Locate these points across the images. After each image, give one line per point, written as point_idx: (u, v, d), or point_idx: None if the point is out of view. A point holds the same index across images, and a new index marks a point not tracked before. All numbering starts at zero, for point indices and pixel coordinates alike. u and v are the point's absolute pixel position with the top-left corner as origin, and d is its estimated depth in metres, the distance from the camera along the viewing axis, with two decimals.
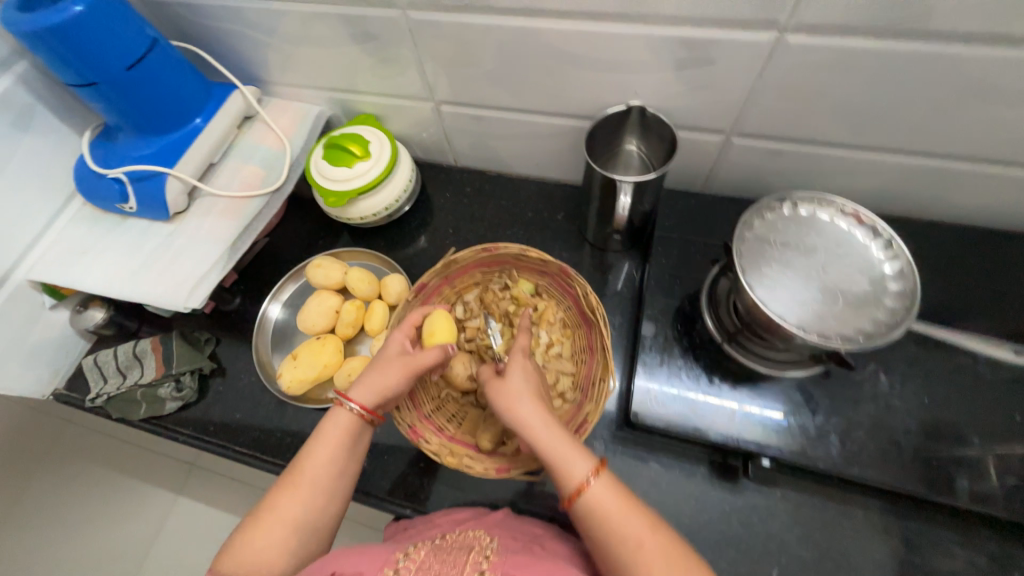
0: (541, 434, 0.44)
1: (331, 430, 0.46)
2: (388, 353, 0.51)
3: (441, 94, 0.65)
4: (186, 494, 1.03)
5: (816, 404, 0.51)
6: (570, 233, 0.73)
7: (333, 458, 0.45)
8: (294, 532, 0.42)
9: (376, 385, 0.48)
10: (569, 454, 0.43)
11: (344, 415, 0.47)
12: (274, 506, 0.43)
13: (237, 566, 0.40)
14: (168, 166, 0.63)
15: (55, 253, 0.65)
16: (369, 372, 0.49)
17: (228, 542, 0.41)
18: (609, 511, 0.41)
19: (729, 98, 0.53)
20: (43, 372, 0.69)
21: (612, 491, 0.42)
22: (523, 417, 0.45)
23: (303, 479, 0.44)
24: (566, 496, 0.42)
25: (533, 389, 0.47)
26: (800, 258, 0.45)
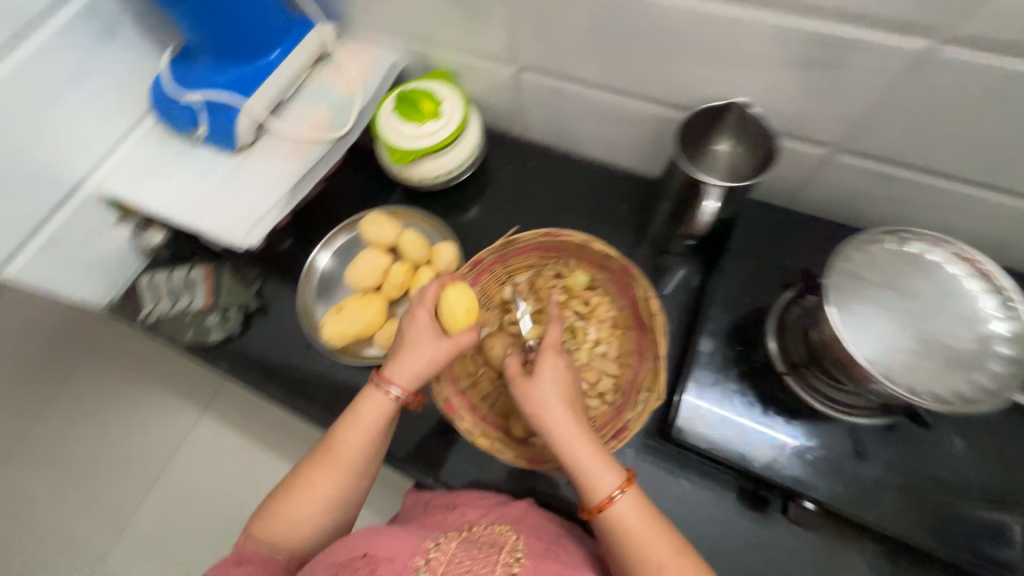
0: (571, 443, 0.43)
1: (366, 415, 0.47)
2: (410, 336, 0.49)
3: (525, 59, 0.61)
4: (209, 414, 1.06)
5: (875, 455, 0.48)
6: (632, 228, 0.70)
7: (367, 443, 0.47)
8: (327, 511, 0.45)
9: (410, 366, 0.48)
10: (597, 467, 0.42)
11: (379, 398, 0.48)
12: (309, 483, 0.45)
13: (277, 529, 0.43)
14: (240, 97, 0.62)
15: (125, 170, 0.66)
16: (402, 354, 0.49)
17: (268, 505, 0.45)
18: (630, 531, 0.41)
19: (848, 108, 0.47)
20: (101, 284, 0.71)
21: (635, 510, 0.42)
22: (553, 421, 0.44)
23: (337, 461, 0.46)
24: (589, 506, 0.43)
25: (565, 393, 0.46)
26: (898, 301, 0.41)
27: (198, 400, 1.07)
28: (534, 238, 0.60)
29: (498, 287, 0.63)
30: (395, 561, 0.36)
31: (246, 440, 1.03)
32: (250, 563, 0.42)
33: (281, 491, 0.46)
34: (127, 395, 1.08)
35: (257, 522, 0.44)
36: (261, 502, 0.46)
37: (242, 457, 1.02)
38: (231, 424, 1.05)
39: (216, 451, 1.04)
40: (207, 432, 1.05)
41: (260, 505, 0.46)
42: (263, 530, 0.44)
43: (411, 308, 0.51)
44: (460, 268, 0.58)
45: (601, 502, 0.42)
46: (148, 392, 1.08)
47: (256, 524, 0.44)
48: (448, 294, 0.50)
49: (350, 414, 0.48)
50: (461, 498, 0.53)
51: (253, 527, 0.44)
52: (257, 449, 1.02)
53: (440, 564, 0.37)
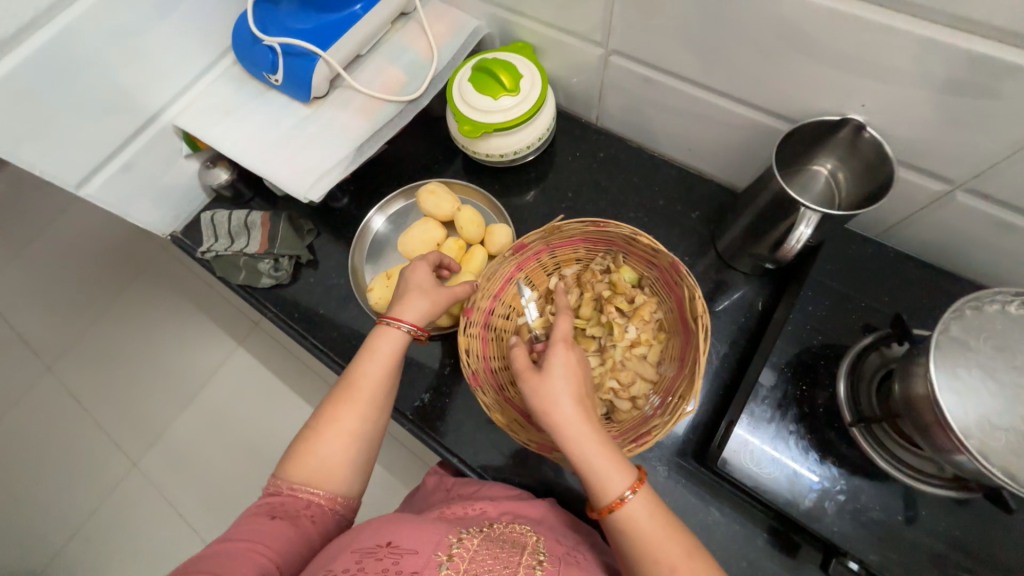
0: (579, 443, 0.40)
1: (378, 348, 0.48)
2: (413, 282, 0.52)
3: (618, 42, 0.56)
4: (245, 349, 1.11)
5: (935, 527, 0.44)
6: (698, 238, 0.65)
7: (384, 375, 0.47)
8: (352, 444, 0.45)
9: (418, 305, 0.50)
10: (608, 466, 0.39)
11: (389, 334, 0.49)
12: (333, 419, 0.45)
13: (304, 468, 0.43)
14: (320, 48, 0.61)
15: (201, 105, 0.67)
16: (406, 296, 0.51)
17: (291, 449, 0.44)
18: (643, 534, 0.38)
19: (991, 143, 0.41)
20: (167, 213, 0.74)
21: (648, 511, 0.39)
22: (562, 420, 0.40)
23: (357, 394, 0.46)
24: (598, 506, 0.40)
25: (577, 388, 0.42)
26: (1012, 374, 0.37)
27: (237, 335, 1.12)
28: (582, 228, 0.58)
29: (545, 276, 0.62)
30: (419, 554, 0.35)
31: (277, 381, 1.07)
32: (282, 517, 0.41)
33: (305, 435, 0.45)
34: (175, 320, 1.14)
35: (284, 467, 0.44)
36: (285, 450, 0.45)
37: (271, 396, 1.06)
38: (265, 363, 1.09)
39: (249, 386, 1.08)
40: (241, 367, 1.10)
41: (285, 453, 0.45)
42: (294, 472, 0.43)
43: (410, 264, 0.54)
44: (503, 252, 0.57)
45: (611, 504, 0.39)
46: (193, 321, 1.14)
47: (285, 471, 0.44)
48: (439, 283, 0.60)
49: (365, 352, 0.48)
50: (485, 489, 0.53)
51: (282, 474, 0.44)
52: (286, 391, 1.06)
53: (463, 562, 0.36)
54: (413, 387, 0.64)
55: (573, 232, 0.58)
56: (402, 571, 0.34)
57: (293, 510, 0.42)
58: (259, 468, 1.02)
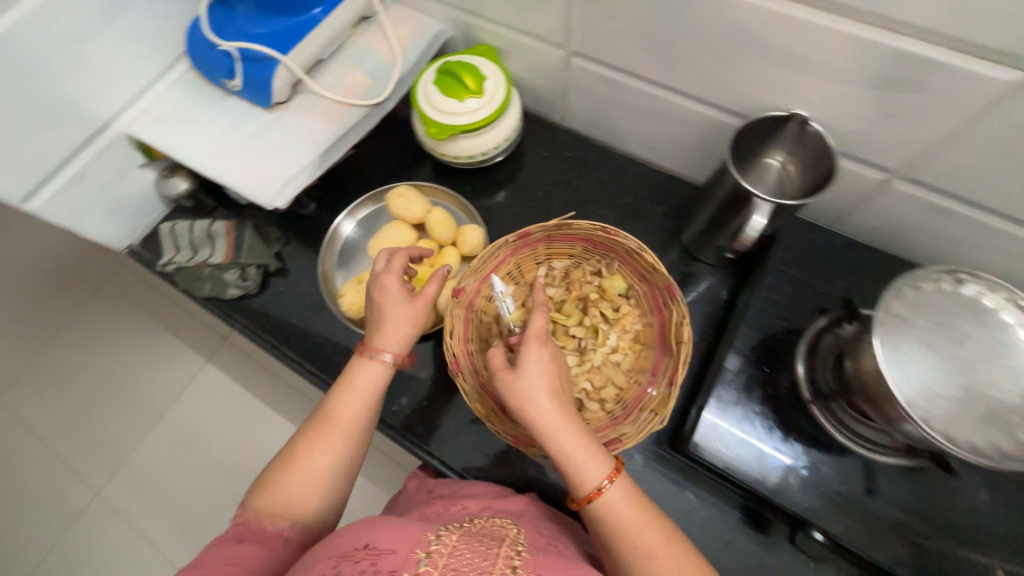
0: (557, 438, 0.40)
1: (358, 382, 0.47)
2: (387, 300, 0.49)
3: (578, 44, 0.58)
4: (213, 365, 1.07)
5: (890, 495, 0.47)
6: (665, 232, 0.68)
7: (363, 409, 0.47)
8: (327, 479, 0.44)
9: (398, 331, 0.49)
10: (587, 459, 0.40)
11: (371, 366, 0.48)
12: (308, 453, 0.44)
13: (274, 500, 0.42)
14: (280, 52, 0.60)
15: (156, 112, 0.65)
16: (384, 322, 0.49)
17: (264, 478, 0.44)
18: (621, 520, 0.40)
19: (922, 133, 0.44)
20: (124, 226, 0.71)
21: (626, 498, 0.40)
22: (540, 416, 0.40)
23: (335, 428, 0.45)
24: (578, 497, 0.41)
25: (553, 382, 0.42)
26: (947, 346, 0.40)
27: (205, 350, 1.08)
28: (591, 230, 0.56)
29: (535, 265, 0.62)
30: (397, 553, 0.36)
31: (250, 396, 1.04)
32: (250, 540, 0.40)
33: (278, 464, 0.44)
34: (138, 337, 1.09)
35: (254, 497, 0.43)
36: (257, 478, 0.44)
37: (243, 412, 1.03)
38: (237, 378, 1.05)
39: (219, 403, 1.04)
40: (210, 384, 1.06)
41: (256, 481, 0.44)
42: (263, 503, 0.42)
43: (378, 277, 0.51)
44: (504, 236, 0.56)
45: (590, 494, 0.40)
46: (157, 338, 1.09)
47: (253, 500, 0.43)
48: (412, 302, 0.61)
49: (342, 384, 0.47)
50: (463, 488, 0.53)
51: (251, 502, 0.43)
52: (260, 406, 1.03)
53: (442, 558, 0.36)
54: (390, 392, 0.64)
55: (581, 232, 0.58)
56: (380, 571, 0.34)
57: (260, 539, 0.41)
58: (233, 487, 0.99)
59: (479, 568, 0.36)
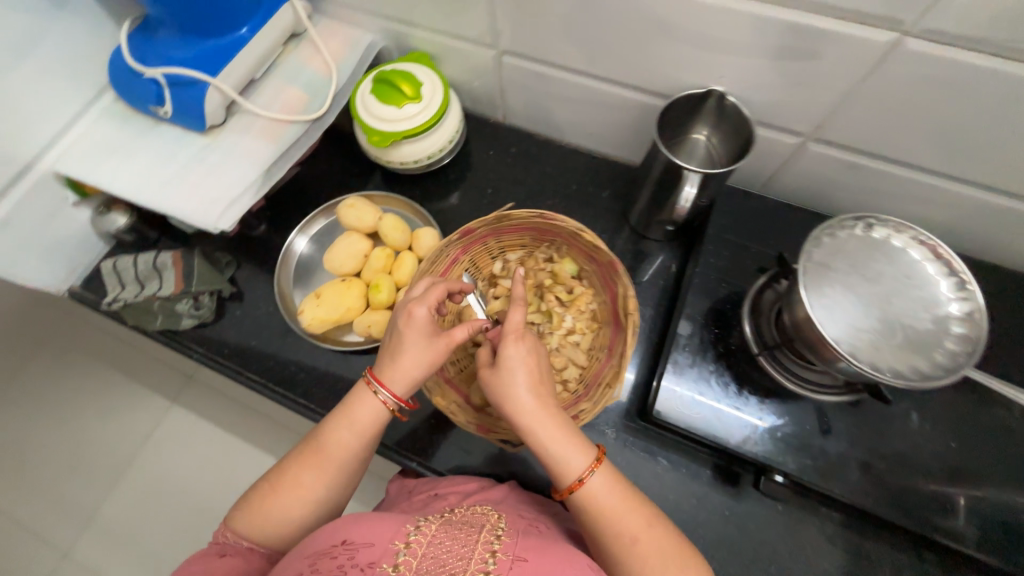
0: (538, 428, 0.42)
1: (359, 417, 0.45)
2: (409, 334, 0.45)
3: (506, 42, 0.60)
4: (180, 406, 1.03)
5: (838, 431, 0.50)
6: (612, 214, 0.70)
7: (358, 447, 0.45)
8: (312, 510, 0.43)
9: (411, 373, 0.45)
10: (567, 446, 0.41)
11: (372, 401, 0.45)
12: (297, 482, 0.43)
13: (256, 523, 0.42)
14: (209, 74, 0.59)
15: (84, 147, 0.63)
16: (399, 358, 0.45)
17: (247, 497, 0.44)
18: (604, 508, 0.41)
19: (822, 97, 0.48)
20: (61, 268, 0.68)
21: (610, 488, 0.41)
22: (520, 409, 0.42)
23: (327, 462, 0.44)
24: (561, 487, 0.42)
25: (535, 376, 0.43)
26: (864, 285, 0.44)
27: (169, 391, 1.04)
28: (530, 218, 0.58)
29: (491, 260, 0.64)
30: (375, 546, 0.37)
31: (222, 431, 1.00)
32: (231, 557, 0.41)
33: (266, 484, 0.44)
34: (93, 387, 1.04)
35: (238, 514, 0.43)
36: (244, 492, 0.44)
37: (216, 449, 0.99)
38: (206, 414, 1.02)
39: (189, 443, 1.00)
40: (179, 424, 1.02)
41: (242, 496, 0.44)
42: (245, 522, 0.43)
43: (407, 304, 0.46)
44: (448, 236, 0.57)
45: (572, 484, 0.41)
46: (113, 384, 1.04)
47: (238, 516, 0.43)
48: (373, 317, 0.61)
49: (343, 415, 0.45)
50: (442, 487, 0.53)
51: (235, 517, 0.43)
52: (234, 440, 1.00)
53: (421, 548, 0.37)
54: None
55: (523, 221, 0.59)
56: (357, 565, 0.35)
57: (240, 556, 0.42)
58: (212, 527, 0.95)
59: (456, 554, 0.37)
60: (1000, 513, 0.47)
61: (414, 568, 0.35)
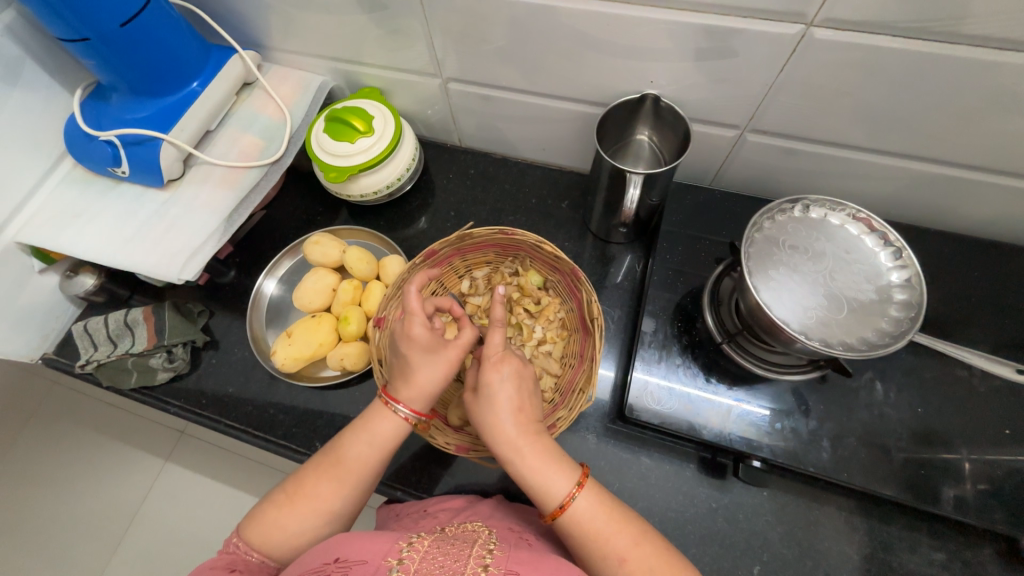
0: (516, 455, 0.40)
1: (378, 432, 0.45)
2: (411, 353, 0.45)
3: (450, 70, 0.62)
4: (173, 462, 1.01)
5: (808, 408, 0.52)
6: (574, 222, 0.72)
7: (375, 461, 0.45)
8: (326, 523, 0.43)
9: (428, 391, 0.45)
10: (546, 472, 0.40)
11: (392, 418, 0.45)
12: (314, 493, 0.43)
13: (266, 536, 0.41)
14: (162, 131, 0.61)
15: (45, 215, 0.63)
16: (413, 377, 0.45)
17: (258, 508, 0.43)
18: (594, 526, 0.38)
19: (748, 91, 0.51)
20: (32, 335, 0.68)
21: (597, 505, 0.39)
22: (500, 436, 0.41)
23: (345, 473, 0.44)
24: (545, 512, 0.40)
25: (516, 402, 0.42)
26: (808, 263, 0.48)
27: (160, 449, 1.02)
28: (491, 236, 0.60)
29: (457, 279, 0.65)
30: (368, 563, 0.36)
31: (215, 483, 0.99)
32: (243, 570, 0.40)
33: (281, 494, 0.43)
34: (81, 453, 1.02)
35: (250, 523, 0.42)
36: (257, 502, 0.44)
37: (210, 502, 0.98)
38: (199, 468, 1.00)
39: (183, 497, 0.99)
40: (172, 480, 1.00)
41: (256, 506, 0.43)
42: (256, 535, 0.41)
43: (405, 324, 0.46)
44: (413, 259, 0.58)
45: (554, 510, 0.39)
46: (99, 446, 1.03)
47: (251, 526, 0.42)
48: (345, 347, 0.62)
49: (362, 429, 0.45)
50: (431, 505, 0.54)
51: (248, 526, 0.42)
52: (228, 491, 0.98)
53: (413, 563, 0.37)
54: None
55: (482, 238, 0.61)
56: None
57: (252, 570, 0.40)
58: None
59: (449, 569, 0.37)
60: (972, 471, 0.49)
61: None
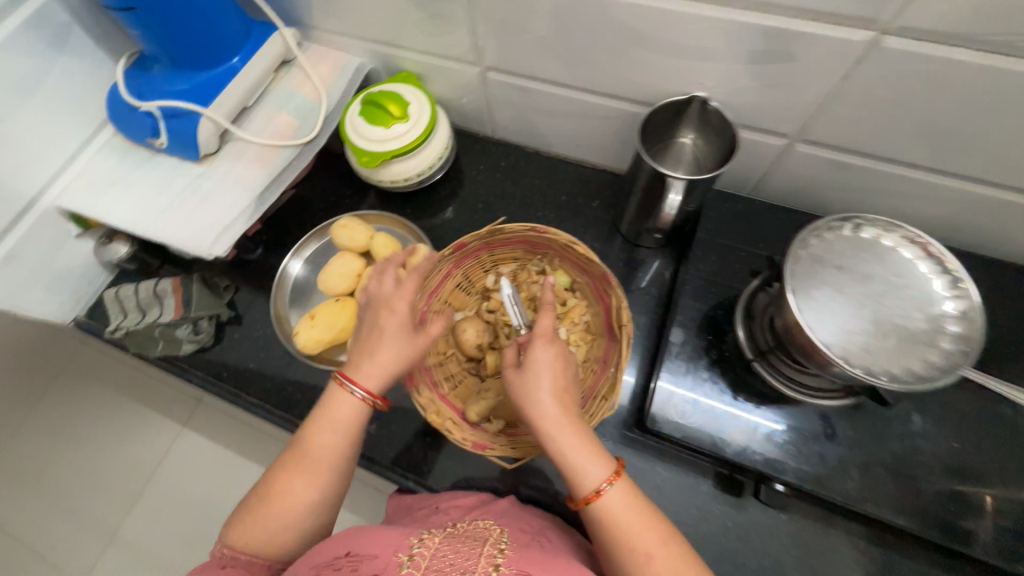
0: (556, 434, 0.40)
1: (337, 416, 0.44)
2: (388, 329, 0.45)
3: (489, 59, 0.60)
4: (189, 427, 1.04)
5: (838, 434, 0.50)
6: (604, 222, 0.70)
7: (343, 444, 0.44)
8: (306, 515, 0.42)
9: (387, 369, 0.45)
10: (584, 456, 0.39)
11: (348, 399, 0.44)
12: (286, 489, 0.42)
13: (249, 538, 0.41)
14: (201, 104, 0.61)
15: (84, 182, 0.65)
16: (376, 353, 0.45)
17: (236, 515, 0.43)
18: (620, 522, 0.38)
19: (802, 100, 0.48)
20: (66, 298, 0.70)
21: (628, 499, 0.38)
22: (541, 414, 0.40)
23: (314, 464, 0.43)
24: (577, 497, 0.39)
25: (560, 383, 0.42)
26: (856, 285, 0.46)
27: (177, 413, 1.05)
28: (522, 232, 0.59)
29: (483, 273, 0.65)
30: (379, 558, 0.36)
31: (228, 451, 1.01)
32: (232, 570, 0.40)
33: (255, 497, 0.43)
34: (102, 412, 1.05)
35: (230, 529, 0.42)
36: (234, 510, 0.43)
37: (223, 468, 1.00)
38: (214, 436, 1.02)
39: (196, 463, 1.01)
40: (187, 445, 1.03)
41: (233, 513, 0.43)
42: (238, 537, 0.41)
43: (387, 301, 0.47)
44: (441, 250, 0.57)
45: (588, 495, 0.38)
46: (120, 407, 1.05)
47: (231, 533, 0.42)
48: None
49: (322, 417, 0.44)
50: (443, 501, 0.54)
51: (231, 533, 0.42)
52: (241, 461, 1.00)
53: (424, 559, 0.37)
54: None
55: (513, 234, 0.60)
56: None
57: (242, 569, 0.40)
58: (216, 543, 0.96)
59: (460, 567, 0.36)
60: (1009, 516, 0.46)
61: None
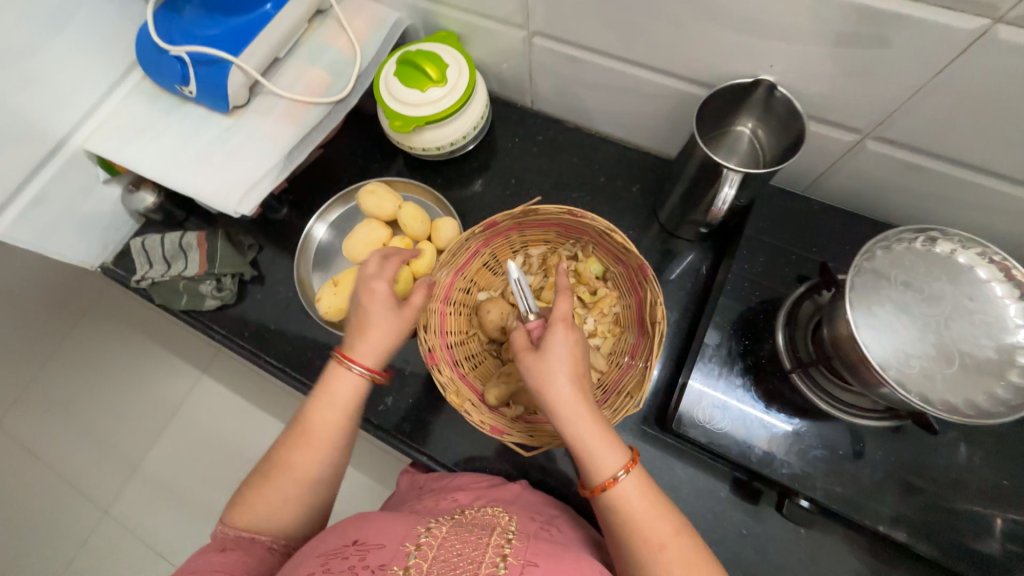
0: (573, 421, 0.38)
1: (337, 392, 0.44)
2: (373, 309, 0.46)
3: (538, 23, 0.56)
4: (209, 376, 1.06)
5: (874, 456, 0.48)
6: (642, 209, 0.67)
7: (342, 418, 0.44)
8: (308, 489, 0.42)
9: (381, 344, 0.46)
10: (601, 443, 0.38)
11: (348, 375, 0.45)
12: (288, 463, 0.42)
13: (252, 515, 0.41)
14: (232, 53, 0.58)
15: (112, 127, 0.63)
16: (366, 331, 0.46)
17: (239, 493, 0.43)
18: (632, 513, 0.36)
19: (886, 92, 0.43)
20: (94, 243, 0.71)
21: (642, 488, 0.37)
22: (558, 398, 0.39)
23: (314, 440, 0.43)
24: (592, 484, 0.38)
25: (579, 367, 0.40)
26: (919, 304, 0.43)
27: (197, 361, 1.07)
28: (559, 214, 0.56)
29: (511, 253, 0.63)
30: (387, 547, 0.36)
31: (246, 402, 1.04)
32: (235, 549, 0.40)
33: (258, 474, 0.43)
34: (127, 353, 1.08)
35: (233, 508, 0.42)
36: (238, 488, 0.43)
37: (240, 418, 1.03)
38: (233, 387, 1.05)
39: (215, 411, 1.04)
40: (206, 393, 1.05)
41: (237, 491, 0.43)
42: (242, 514, 0.41)
43: (366, 282, 0.48)
44: (472, 228, 0.55)
45: (605, 481, 0.37)
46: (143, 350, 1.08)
47: (236, 512, 0.42)
48: None
49: (320, 393, 0.44)
50: (454, 481, 0.54)
51: (235, 512, 0.42)
52: (258, 413, 1.03)
53: (431, 550, 0.36)
54: (375, 391, 0.63)
55: (549, 215, 0.57)
56: (368, 566, 0.35)
57: (246, 546, 0.40)
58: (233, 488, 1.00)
59: (467, 558, 0.36)
60: None
61: (425, 570, 0.34)
